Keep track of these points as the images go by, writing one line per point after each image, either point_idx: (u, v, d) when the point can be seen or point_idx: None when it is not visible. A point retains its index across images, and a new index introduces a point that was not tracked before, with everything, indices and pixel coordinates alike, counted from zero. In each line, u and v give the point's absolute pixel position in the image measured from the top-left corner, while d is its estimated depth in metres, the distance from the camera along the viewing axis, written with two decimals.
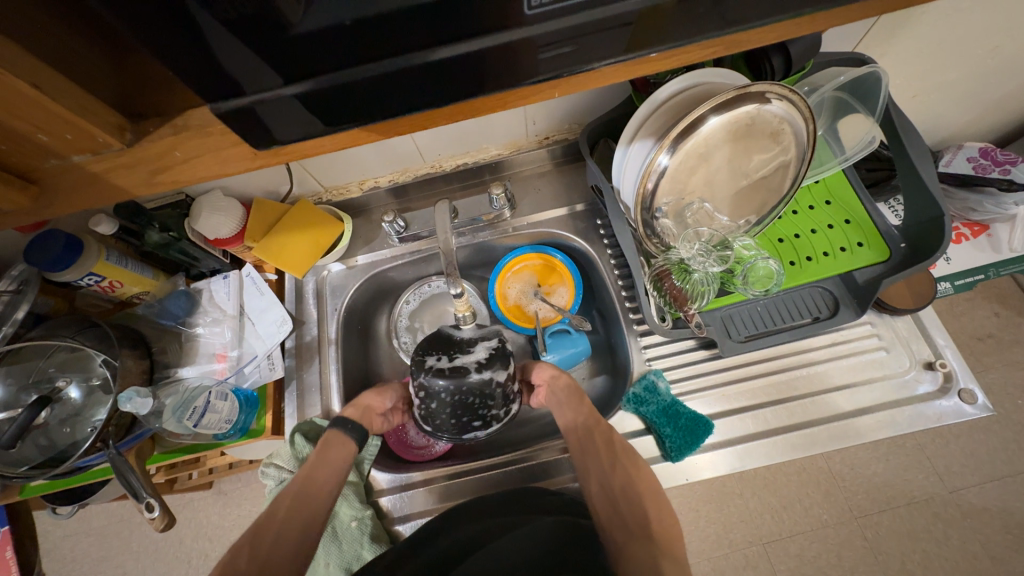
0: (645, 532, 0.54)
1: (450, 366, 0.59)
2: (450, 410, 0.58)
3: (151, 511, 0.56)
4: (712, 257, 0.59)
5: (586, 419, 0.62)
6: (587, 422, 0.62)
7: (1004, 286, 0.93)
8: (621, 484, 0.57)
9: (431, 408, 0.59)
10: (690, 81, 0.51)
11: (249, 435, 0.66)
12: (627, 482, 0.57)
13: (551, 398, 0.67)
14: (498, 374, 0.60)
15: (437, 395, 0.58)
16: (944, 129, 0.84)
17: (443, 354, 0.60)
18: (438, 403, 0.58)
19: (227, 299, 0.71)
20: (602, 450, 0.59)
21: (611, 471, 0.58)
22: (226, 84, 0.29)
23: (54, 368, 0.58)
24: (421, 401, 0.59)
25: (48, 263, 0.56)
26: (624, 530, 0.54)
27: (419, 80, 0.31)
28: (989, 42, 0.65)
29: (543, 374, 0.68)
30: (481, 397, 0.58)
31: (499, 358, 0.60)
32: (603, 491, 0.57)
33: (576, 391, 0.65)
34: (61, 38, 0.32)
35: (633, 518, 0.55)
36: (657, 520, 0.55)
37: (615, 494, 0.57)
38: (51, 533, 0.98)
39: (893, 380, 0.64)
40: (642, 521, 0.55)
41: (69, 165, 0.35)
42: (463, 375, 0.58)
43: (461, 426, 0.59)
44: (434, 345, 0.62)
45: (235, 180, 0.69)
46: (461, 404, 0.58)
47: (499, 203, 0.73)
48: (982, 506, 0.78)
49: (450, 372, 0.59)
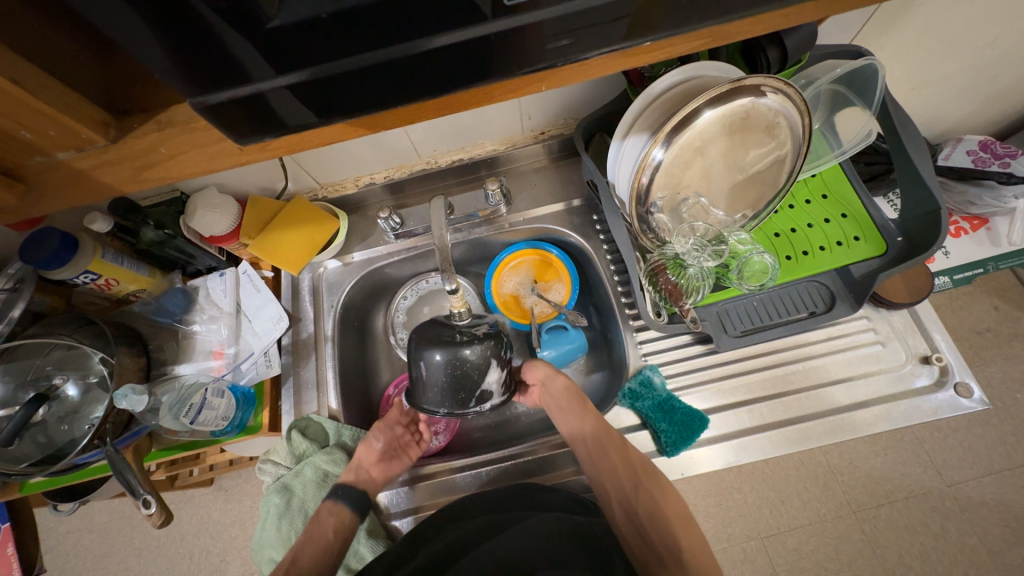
0: (677, 560, 0.56)
1: (446, 339, 0.59)
2: (449, 384, 0.58)
3: (149, 507, 0.56)
4: (706, 252, 0.59)
5: (596, 432, 0.61)
6: (598, 435, 0.61)
7: (1003, 280, 0.92)
8: (647, 509, 0.59)
9: (424, 382, 0.59)
10: (683, 75, 0.51)
11: (247, 431, 0.67)
12: (653, 508, 0.59)
13: (548, 399, 0.68)
14: (491, 351, 0.59)
15: (432, 369, 0.58)
16: (943, 122, 0.84)
17: (439, 336, 0.60)
18: (433, 377, 0.58)
19: (224, 296, 0.71)
20: (623, 471, 0.59)
21: (636, 495, 0.60)
22: (213, 76, 0.28)
23: (51, 366, 0.58)
24: (417, 374, 0.60)
25: (43, 261, 0.56)
26: (656, 557, 0.58)
27: (407, 71, 0.31)
28: (989, 33, 0.64)
29: (537, 374, 0.69)
30: (475, 373, 0.58)
31: (492, 337, 0.60)
32: (628, 516, 0.60)
33: (574, 391, 0.66)
34: (41, 33, 0.32)
35: (663, 545, 0.58)
36: (688, 547, 0.58)
37: (642, 520, 0.60)
38: (53, 529, 0.98)
39: (891, 374, 0.64)
40: (672, 548, 0.58)
41: (55, 162, 0.35)
42: (459, 348, 0.58)
43: (457, 402, 0.59)
44: (436, 340, 0.59)
45: (230, 176, 0.68)
46: (455, 377, 0.58)
47: (495, 199, 0.72)
48: (980, 499, 0.78)
49: (446, 345, 0.58)
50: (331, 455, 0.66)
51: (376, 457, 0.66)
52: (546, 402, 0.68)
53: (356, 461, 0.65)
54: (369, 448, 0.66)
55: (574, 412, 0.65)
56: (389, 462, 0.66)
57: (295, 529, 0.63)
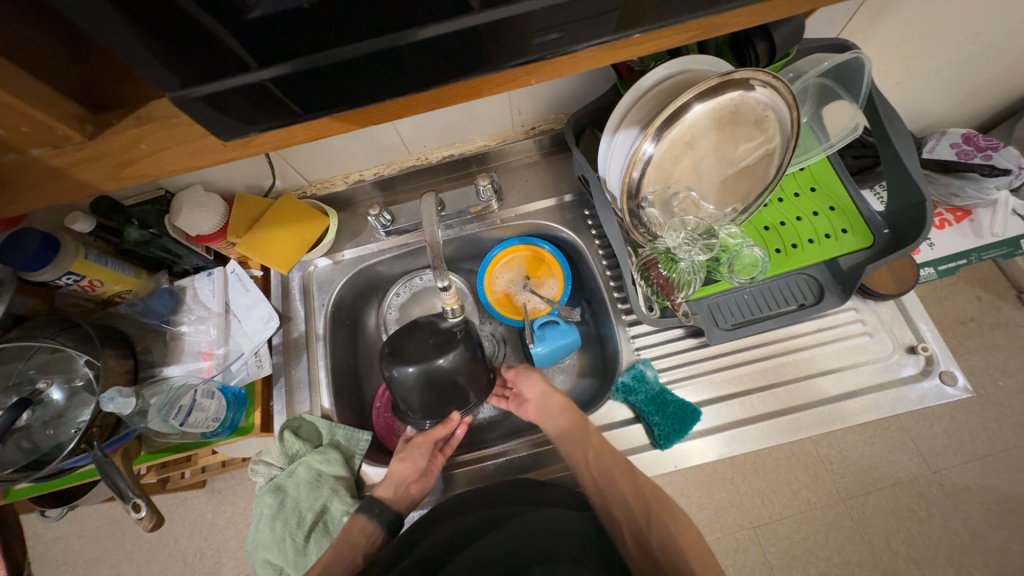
0: None
1: (419, 352, 0.58)
2: (421, 392, 0.59)
3: (139, 511, 0.55)
4: (698, 245, 0.59)
5: (599, 455, 0.61)
6: (600, 460, 0.61)
7: (986, 270, 0.94)
8: (659, 540, 0.57)
9: (401, 392, 0.60)
10: (673, 69, 0.51)
11: (238, 433, 0.66)
12: (665, 538, 0.57)
13: (543, 415, 0.68)
14: (463, 357, 0.60)
15: (405, 380, 0.58)
16: (928, 115, 0.85)
17: (409, 346, 0.59)
18: (408, 389, 0.59)
19: (212, 297, 0.70)
20: (627, 489, 0.60)
21: (647, 525, 0.59)
22: (194, 67, 0.28)
23: (35, 370, 0.57)
24: (392, 384, 0.60)
25: (24, 262, 0.55)
26: None
27: (393, 62, 0.31)
28: (972, 28, 0.65)
29: (534, 389, 0.70)
30: (453, 380, 0.60)
31: (464, 343, 0.60)
32: (642, 549, 0.57)
33: (571, 408, 0.66)
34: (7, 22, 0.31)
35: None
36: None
37: (653, 549, 0.57)
38: (41, 536, 0.97)
39: (878, 364, 0.65)
40: None
41: (28, 161, 0.33)
42: (431, 360, 0.58)
43: (437, 407, 0.61)
44: (403, 351, 0.59)
45: (216, 174, 0.67)
46: (432, 386, 0.59)
47: (486, 195, 0.72)
48: (963, 484, 0.80)
49: (417, 358, 0.58)
50: (323, 454, 0.65)
51: (416, 474, 0.66)
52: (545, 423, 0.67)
53: (398, 477, 0.65)
54: (413, 466, 0.66)
55: (575, 434, 0.63)
56: (430, 478, 0.67)
57: (294, 531, 0.62)
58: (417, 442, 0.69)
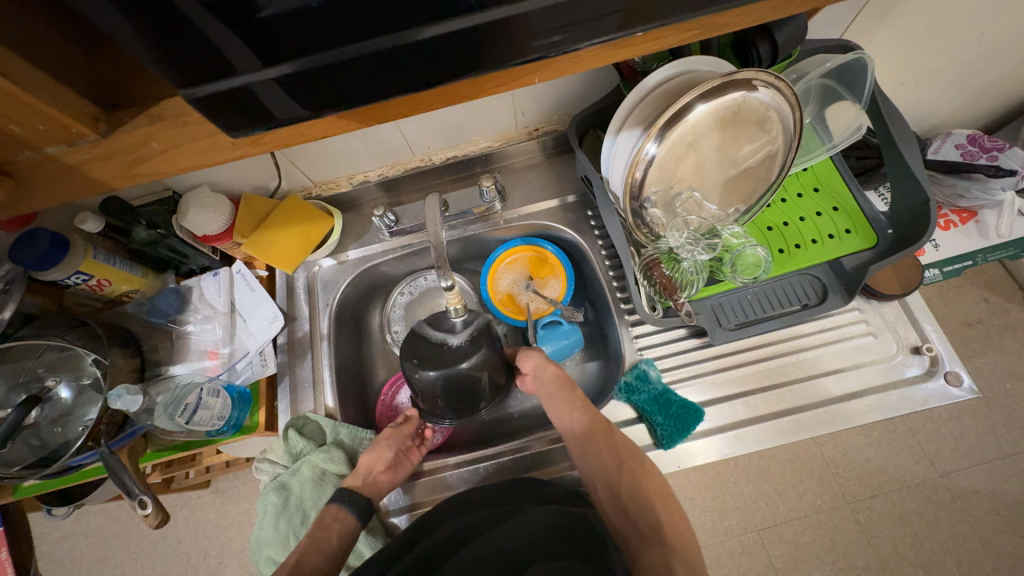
0: (657, 533, 0.59)
1: (439, 357, 0.59)
2: (443, 394, 0.60)
3: (145, 507, 0.55)
4: (700, 245, 0.60)
5: (585, 416, 0.63)
6: (585, 420, 0.63)
7: (993, 272, 0.94)
8: (629, 487, 0.60)
9: (424, 394, 0.61)
10: (677, 69, 0.51)
11: (242, 431, 0.67)
12: (635, 485, 0.60)
13: (540, 387, 0.67)
14: (485, 358, 0.61)
15: (428, 384, 0.59)
16: (933, 116, 0.85)
17: (430, 350, 0.60)
18: (430, 392, 0.60)
19: (218, 296, 0.71)
20: (607, 453, 0.61)
21: (618, 475, 0.61)
22: (201, 67, 0.28)
23: (43, 368, 0.57)
24: (415, 387, 0.61)
25: (34, 262, 0.56)
26: (636, 531, 0.60)
27: (399, 61, 0.31)
28: (976, 28, 0.65)
29: (529, 363, 0.68)
30: (475, 381, 0.60)
31: (482, 342, 0.61)
32: (611, 495, 0.62)
33: (567, 380, 0.66)
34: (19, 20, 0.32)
35: (643, 519, 0.60)
36: (669, 523, 0.60)
37: (623, 497, 0.61)
38: (48, 535, 0.97)
39: (882, 364, 0.65)
40: (652, 522, 0.60)
41: (44, 158, 0.35)
42: (454, 364, 0.59)
43: (459, 411, 0.62)
44: (427, 356, 0.59)
45: (222, 174, 0.68)
46: (455, 389, 0.60)
47: (489, 195, 0.72)
48: (971, 488, 0.79)
49: (438, 362, 0.59)
50: (327, 453, 0.66)
51: (384, 465, 0.66)
52: (540, 392, 0.67)
53: (364, 467, 0.66)
54: (379, 456, 0.66)
55: (562, 399, 0.65)
56: (399, 470, 0.66)
57: (298, 528, 0.63)
58: (387, 434, 0.70)
